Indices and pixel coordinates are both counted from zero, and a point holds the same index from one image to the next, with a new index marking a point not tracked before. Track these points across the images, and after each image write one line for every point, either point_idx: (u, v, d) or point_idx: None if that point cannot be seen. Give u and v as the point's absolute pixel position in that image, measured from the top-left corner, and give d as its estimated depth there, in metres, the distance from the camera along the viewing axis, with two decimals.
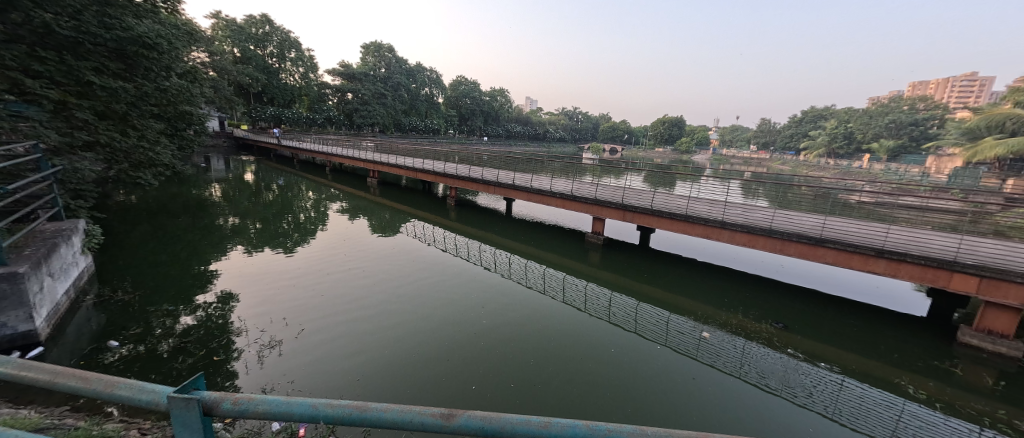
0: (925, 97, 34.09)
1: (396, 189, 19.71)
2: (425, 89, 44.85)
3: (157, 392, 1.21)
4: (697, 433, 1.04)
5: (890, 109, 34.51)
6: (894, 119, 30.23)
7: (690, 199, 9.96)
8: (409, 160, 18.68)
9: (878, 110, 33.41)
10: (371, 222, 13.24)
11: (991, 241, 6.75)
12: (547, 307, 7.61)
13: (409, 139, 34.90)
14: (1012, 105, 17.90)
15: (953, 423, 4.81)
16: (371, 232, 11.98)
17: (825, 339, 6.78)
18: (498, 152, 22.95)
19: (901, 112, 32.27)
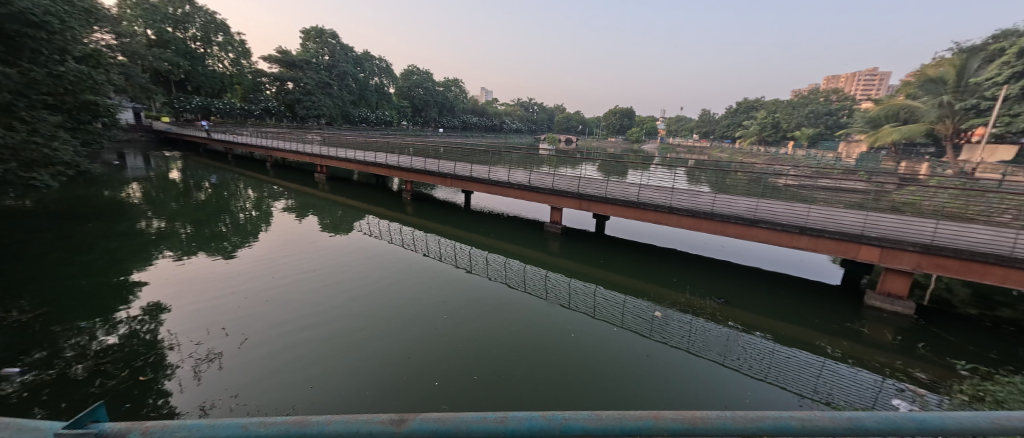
0: (836, 90, 38.30)
1: (346, 184, 18.76)
2: (373, 78, 42.65)
3: (44, 430, 0.89)
4: (646, 415, 0.98)
5: (809, 100, 38.40)
6: (813, 109, 33.68)
7: (641, 187, 10.45)
8: (360, 154, 17.83)
9: (800, 102, 36.93)
10: (322, 219, 12.55)
11: (889, 217, 7.82)
12: (509, 298, 7.71)
13: (358, 131, 33.20)
14: (905, 97, 20.65)
15: (862, 375, 5.55)
16: (321, 230, 11.35)
17: (760, 310, 7.50)
18: (454, 143, 22.49)
19: (818, 103, 36.02)
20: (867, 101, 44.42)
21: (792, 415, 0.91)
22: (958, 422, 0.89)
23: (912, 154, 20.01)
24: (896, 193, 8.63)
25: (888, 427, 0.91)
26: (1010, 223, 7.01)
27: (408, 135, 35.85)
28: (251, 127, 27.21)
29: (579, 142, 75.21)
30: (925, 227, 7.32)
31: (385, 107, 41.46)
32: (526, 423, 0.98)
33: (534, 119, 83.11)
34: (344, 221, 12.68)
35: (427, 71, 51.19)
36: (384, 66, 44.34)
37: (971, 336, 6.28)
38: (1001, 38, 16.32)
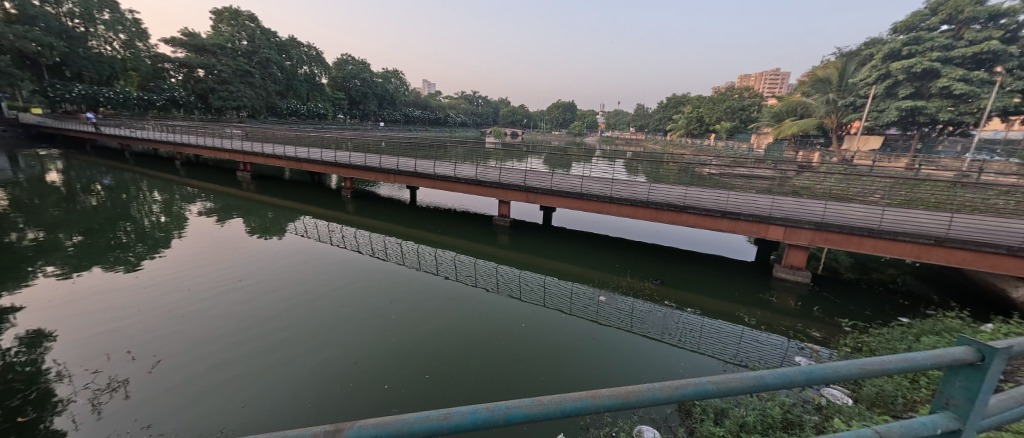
0: (747, 87, 42.71)
1: (275, 183, 17.19)
2: (301, 67, 39.32)
3: None
4: (583, 395, 0.93)
5: (727, 96, 42.39)
6: (730, 105, 37.27)
7: (585, 178, 10.90)
8: (290, 150, 16.41)
9: (718, 98, 40.80)
10: (249, 222, 11.42)
11: (792, 200, 8.98)
12: (460, 293, 7.67)
13: (283, 124, 30.39)
14: (801, 95, 23.68)
15: (773, 339, 6.36)
16: (248, 234, 10.33)
17: (692, 289, 8.25)
18: (394, 137, 21.57)
19: (734, 99, 39.95)
20: (771, 97, 50.22)
21: (713, 379, 0.98)
22: (832, 370, 1.04)
23: (808, 144, 23.10)
24: (797, 179, 9.94)
25: (785, 382, 1.03)
26: (879, 201, 8.42)
27: (342, 129, 33.60)
28: (153, 120, 23.73)
29: (521, 136, 76.19)
30: (819, 208, 8.52)
31: (316, 99, 38.44)
32: (470, 417, 0.85)
33: (476, 112, 82.40)
34: (275, 223, 11.66)
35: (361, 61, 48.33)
36: (313, 54, 41.19)
37: (852, 297, 7.50)
38: (871, 45, 19.36)
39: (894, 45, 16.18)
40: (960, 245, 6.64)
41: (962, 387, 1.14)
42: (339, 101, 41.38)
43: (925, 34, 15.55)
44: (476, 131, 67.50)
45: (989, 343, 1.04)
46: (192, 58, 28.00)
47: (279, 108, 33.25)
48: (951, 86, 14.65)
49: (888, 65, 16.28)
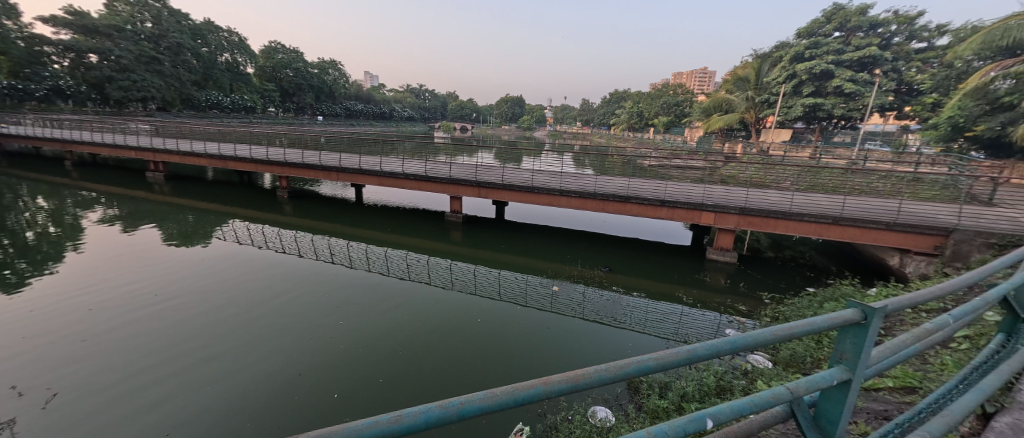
0: (681, 84, 45.79)
1: (196, 184, 15.45)
2: (222, 55, 34.34)
3: None
4: (538, 381, 0.85)
5: (664, 91, 45.12)
6: (666, 100, 39.71)
7: (534, 172, 11.09)
8: (213, 147, 14.80)
9: (654, 94, 43.32)
10: (166, 228, 10.18)
11: (720, 189, 9.88)
12: (413, 292, 7.47)
13: (202, 117, 27.15)
14: (726, 92, 25.96)
15: (708, 315, 6.98)
16: (166, 242, 9.20)
17: (637, 274, 8.78)
18: (333, 132, 20.27)
19: (669, 95, 42.64)
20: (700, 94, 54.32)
21: (651, 356, 0.95)
22: (750, 338, 1.07)
23: (733, 137, 25.41)
24: (724, 169, 10.94)
25: (713, 352, 1.05)
26: (791, 188, 9.55)
27: (274, 123, 30.70)
28: (32, 113, 19.98)
29: (469, 129, 75.15)
30: (743, 194, 9.45)
31: (241, 91, 33.77)
32: (423, 416, 0.73)
33: (422, 105, 79.52)
34: (200, 228, 10.49)
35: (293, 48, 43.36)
36: (235, 40, 36.09)
37: (770, 272, 8.47)
38: (780, 48, 21.71)
39: (799, 48, 18.32)
40: (855, 223, 7.70)
41: (851, 342, 1.22)
42: (269, 94, 37.29)
43: (823, 39, 17.77)
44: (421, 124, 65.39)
45: (869, 304, 1.13)
46: (80, 40, 23.24)
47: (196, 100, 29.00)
48: (843, 85, 16.95)
49: (794, 66, 18.34)
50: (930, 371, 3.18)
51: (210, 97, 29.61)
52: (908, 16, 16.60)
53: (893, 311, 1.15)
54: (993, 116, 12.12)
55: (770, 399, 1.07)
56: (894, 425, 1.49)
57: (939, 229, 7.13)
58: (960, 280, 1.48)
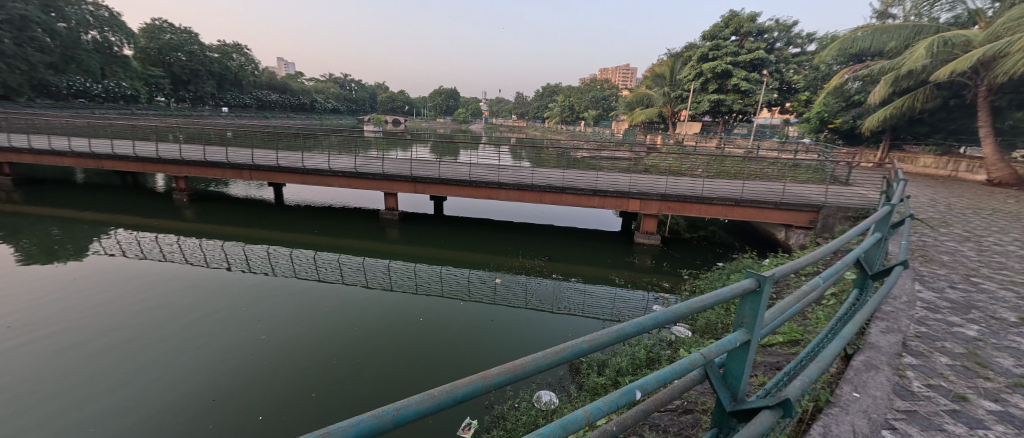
0: (606, 80, 48.31)
1: (64, 188, 12.81)
2: (88, 33, 26.27)
3: None
4: (541, 355, 0.71)
5: (591, 85, 47.18)
6: (595, 94, 41.58)
7: (471, 165, 10.98)
8: (87, 144, 12.35)
9: (583, 88, 45.27)
10: (23, 244, 8.32)
11: (645, 177, 10.68)
12: (348, 297, 6.96)
13: (66, 108, 22.22)
14: (646, 88, 28.05)
15: (637, 294, 7.53)
16: (21, 261, 7.51)
17: (573, 261, 9.18)
18: (245, 124, 18.13)
19: (597, 89, 44.81)
20: (623, 89, 57.93)
21: (586, 336, 0.78)
22: (670, 312, 0.94)
23: (654, 130, 27.64)
24: (648, 159, 11.83)
25: (639, 329, 0.91)
26: (703, 175, 10.65)
27: (166, 115, 26.23)
28: None
29: (398, 123, 71.84)
30: (665, 182, 10.31)
31: (117, 75, 27.59)
32: (355, 431, 0.50)
33: (344, 96, 73.63)
34: (71, 242, 8.73)
35: (182, 27, 35.71)
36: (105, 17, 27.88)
37: (688, 251, 9.41)
38: (689, 48, 23.97)
39: (704, 49, 20.29)
40: (751, 204, 8.81)
41: (748, 308, 1.16)
42: (156, 80, 30.75)
43: (722, 43, 19.75)
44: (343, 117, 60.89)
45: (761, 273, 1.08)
46: None
47: (51, 85, 22.27)
48: (739, 83, 19.31)
49: (701, 65, 20.43)
50: (811, 323, 3.78)
51: (73, 83, 23.57)
52: (787, 25, 19.32)
53: (782, 277, 1.14)
54: (848, 111, 14.72)
55: (691, 365, 0.99)
56: (784, 374, 1.65)
57: (812, 206, 8.46)
58: (830, 245, 1.73)
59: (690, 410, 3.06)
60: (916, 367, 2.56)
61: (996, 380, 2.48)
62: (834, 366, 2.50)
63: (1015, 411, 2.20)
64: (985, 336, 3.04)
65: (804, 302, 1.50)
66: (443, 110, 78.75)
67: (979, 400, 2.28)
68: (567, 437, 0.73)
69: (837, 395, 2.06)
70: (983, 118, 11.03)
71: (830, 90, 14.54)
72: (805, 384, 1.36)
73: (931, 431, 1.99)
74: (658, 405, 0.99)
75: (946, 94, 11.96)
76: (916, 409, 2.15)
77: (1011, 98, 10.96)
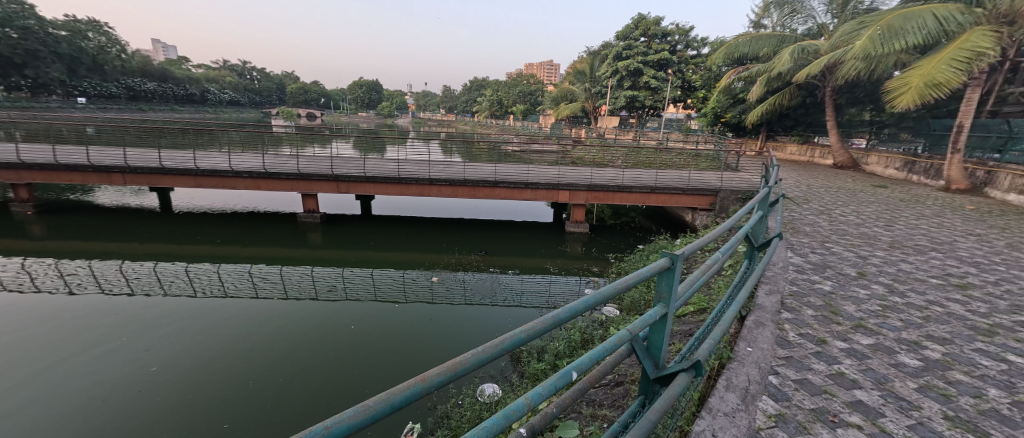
0: (531, 75, 49.38)
1: None
2: None
3: None
4: (484, 348, 0.74)
5: (518, 79, 47.88)
6: (521, 88, 42.24)
7: (399, 162, 10.60)
8: None
9: (509, 83, 45.74)
10: None
11: (572, 169, 11.19)
12: (265, 311, 6.36)
13: None
14: (568, 83, 29.24)
15: (571, 280, 7.91)
16: None
17: (509, 253, 9.36)
18: (117, 118, 15.49)
19: (524, 84, 45.58)
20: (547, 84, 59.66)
21: (523, 326, 0.81)
22: (601, 294, 1.02)
23: (578, 124, 28.98)
24: (573, 151, 12.38)
25: (574, 314, 0.97)
26: (622, 166, 11.43)
27: (9, 110, 21.49)
28: None
29: (314, 117, 66.64)
30: (590, 172, 10.88)
31: None
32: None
33: (250, 88, 66.29)
34: None
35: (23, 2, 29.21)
36: None
37: (612, 236, 10.09)
38: (605, 46, 25.37)
39: (618, 48, 21.64)
40: (664, 190, 9.65)
41: (665, 284, 1.28)
42: None
43: (633, 43, 21.21)
44: (248, 111, 54.92)
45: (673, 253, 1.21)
46: None
47: None
48: (649, 80, 20.99)
49: (617, 63, 21.76)
50: (714, 292, 4.30)
51: None
52: (685, 29, 21.32)
53: (689, 255, 1.29)
54: (736, 107, 16.78)
55: (619, 342, 1.08)
56: (697, 339, 1.88)
57: (712, 190, 9.50)
58: (725, 223, 1.97)
59: (621, 382, 3.33)
60: (792, 320, 3.03)
61: (844, 324, 3.01)
62: (733, 327, 2.88)
63: (858, 347, 2.72)
64: (836, 289, 3.68)
65: (707, 274, 1.71)
66: (365, 104, 74.68)
67: (833, 341, 2.76)
68: (511, 425, 0.76)
69: (735, 352, 2.41)
70: (829, 114, 13.17)
71: (720, 89, 16.34)
72: (710, 345, 1.56)
73: (804, 371, 2.38)
74: (593, 383, 1.06)
75: (806, 93, 14.19)
76: (792, 355, 2.55)
77: (848, 97, 13.26)
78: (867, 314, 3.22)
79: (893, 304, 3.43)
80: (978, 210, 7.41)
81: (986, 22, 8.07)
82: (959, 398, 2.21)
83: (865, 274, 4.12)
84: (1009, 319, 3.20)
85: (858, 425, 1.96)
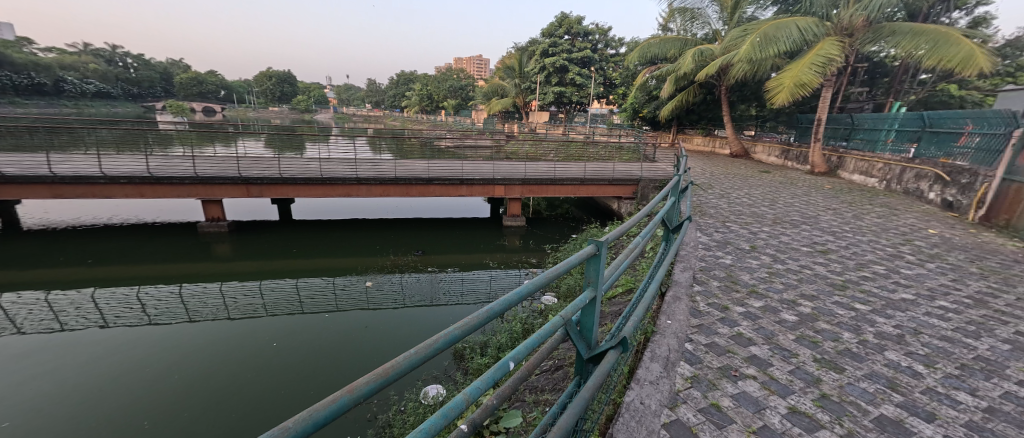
0: (460, 70, 48.85)
1: None
2: None
3: None
4: (420, 352, 0.74)
5: (448, 73, 47.13)
6: (452, 83, 41.65)
7: (321, 161, 9.93)
8: None
9: (439, 77, 44.87)
10: None
11: (505, 164, 11.31)
12: (166, 338, 5.58)
13: None
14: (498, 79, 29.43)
15: (511, 273, 8.05)
16: None
17: (447, 251, 9.26)
18: None
19: (453, 78, 44.96)
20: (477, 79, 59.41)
21: (457, 323, 0.82)
22: (532, 284, 1.05)
23: (510, 119, 29.40)
24: (505, 146, 12.52)
25: (508, 306, 1.00)
26: (553, 159, 11.81)
27: None
28: None
29: (218, 113, 59.78)
30: (522, 167, 11.10)
31: None
32: None
33: (135, 80, 57.43)
34: None
35: None
36: None
37: (547, 228, 10.42)
38: (532, 43, 25.91)
39: (544, 46, 22.22)
40: (593, 182, 10.13)
41: (592, 269, 1.36)
42: None
43: (557, 41, 21.92)
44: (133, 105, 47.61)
45: (597, 241, 1.30)
46: None
47: None
48: (574, 77, 21.90)
49: (543, 60, 22.34)
50: (638, 273, 4.65)
51: None
52: (604, 29, 22.51)
53: (613, 241, 1.38)
54: (651, 103, 18.16)
55: (553, 327, 1.14)
56: (625, 317, 2.02)
57: (633, 180, 10.20)
58: (644, 210, 2.13)
59: (559, 365, 3.49)
60: (702, 291, 3.39)
61: (742, 291, 3.43)
62: (654, 304, 3.15)
63: (752, 309, 3.11)
64: (734, 262, 4.18)
65: (631, 257, 1.84)
66: (278, 98, 68.51)
67: (733, 307, 3.13)
68: (450, 423, 0.77)
69: (658, 326, 2.65)
70: (725, 110, 14.79)
71: (637, 86, 17.50)
72: (635, 321, 1.70)
73: (712, 335, 2.68)
74: (530, 371, 1.10)
75: (706, 91, 15.79)
76: (702, 322, 2.85)
77: (738, 95, 14.97)
78: (758, 280, 3.70)
79: (777, 270, 3.98)
80: (833, 189, 8.83)
81: (833, 33, 9.61)
82: (824, 342, 2.65)
83: (756, 247, 4.73)
84: (857, 275, 3.88)
85: (754, 376, 2.26)
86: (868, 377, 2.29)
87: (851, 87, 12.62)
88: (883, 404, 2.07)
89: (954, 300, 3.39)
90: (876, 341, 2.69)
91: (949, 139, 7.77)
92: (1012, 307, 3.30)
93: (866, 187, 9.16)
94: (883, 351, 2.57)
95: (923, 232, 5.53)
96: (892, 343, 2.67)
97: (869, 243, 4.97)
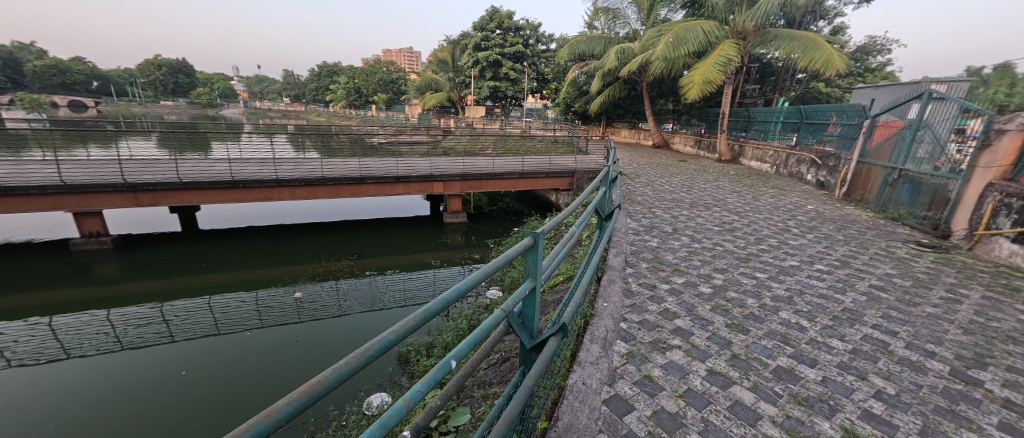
0: (391, 63, 46.94)
1: None
2: None
3: None
4: (348, 365, 0.69)
5: (377, 66, 45.06)
6: (382, 77, 39.88)
7: (235, 163, 9.04)
8: None
9: (368, 70, 42.74)
10: None
11: (443, 160, 11.14)
12: (45, 380, 4.73)
13: None
14: (431, 72, 28.73)
15: (454, 270, 7.98)
16: None
17: (386, 253, 8.93)
18: None
19: (383, 71, 43.04)
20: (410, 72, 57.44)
21: (392, 327, 0.80)
22: (470, 280, 1.05)
23: (445, 113, 28.92)
24: (441, 142, 12.29)
25: (446, 304, 0.99)
26: (490, 154, 11.83)
27: None
28: None
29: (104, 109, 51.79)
30: (460, 163, 11.00)
31: None
32: None
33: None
34: None
35: None
36: None
37: (487, 223, 10.47)
38: (464, 37, 25.63)
39: (476, 40, 22.07)
40: (531, 175, 10.32)
41: (531, 260, 1.39)
42: None
43: (489, 36, 21.88)
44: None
45: (533, 232, 1.33)
46: None
47: None
48: (508, 72, 22.05)
49: (476, 54, 22.20)
50: (576, 261, 4.86)
51: None
52: (534, 25, 22.86)
53: (549, 231, 1.43)
54: (581, 98, 18.87)
55: (495, 320, 1.16)
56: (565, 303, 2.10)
57: (568, 172, 10.57)
58: (578, 200, 2.21)
59: (506, 357, 3.55)
60: (633, 273, 3.63)
61: (666, 270, 3.73)
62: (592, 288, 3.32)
63: (675, 285, 3.40)
64: (659, 244, 4.52)
65: (567, 246, 1.91)
66: (177, 91, 60.67)
67: (660, 285, 3.40)
68: (390, 431, 0.75)
69: (596, 310, 2.79)
70: (647, 105, 15.83)
71: (567, 81, 18.09)
72: (574, 307, 1.77)
73: (643, 313, 2.89)
74: (475, 366, 1.10)
75: (629, 87, 16.78)
76: (634, 301, 3.06)
77: (658, 90, 16.09)
78: (679, 259, 4.04)
79: (695, 249, 4.38)
80: (737, 174, 9.90)
81: (732, 36, 10.64)
82: (733, 309, 2.98)
83: (677, 229, 5.16)
84: (757, 247, 4.41)
85: (679, 345, 2.48)
86: (767, 335, 2.62)
87: (747, 84, 14.18)
88: (779, 357, 2.38)
89: (828, 263, 3.99)
90: (773, 303, 3.08)
91: (820, 129, 8.95)
92: (868, 264, 3.96)
93: (761, 172, 10.38)
94: (777, 312, 2.95)
95: (803, 208, 6.41)
96: (784, 304, 3.07)
97: (766, 219, 5.67)
